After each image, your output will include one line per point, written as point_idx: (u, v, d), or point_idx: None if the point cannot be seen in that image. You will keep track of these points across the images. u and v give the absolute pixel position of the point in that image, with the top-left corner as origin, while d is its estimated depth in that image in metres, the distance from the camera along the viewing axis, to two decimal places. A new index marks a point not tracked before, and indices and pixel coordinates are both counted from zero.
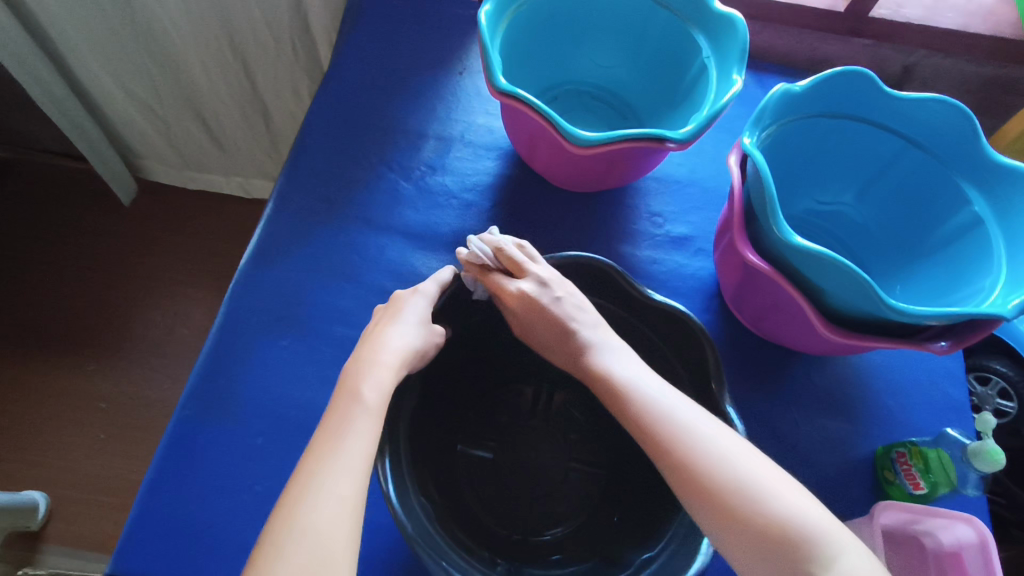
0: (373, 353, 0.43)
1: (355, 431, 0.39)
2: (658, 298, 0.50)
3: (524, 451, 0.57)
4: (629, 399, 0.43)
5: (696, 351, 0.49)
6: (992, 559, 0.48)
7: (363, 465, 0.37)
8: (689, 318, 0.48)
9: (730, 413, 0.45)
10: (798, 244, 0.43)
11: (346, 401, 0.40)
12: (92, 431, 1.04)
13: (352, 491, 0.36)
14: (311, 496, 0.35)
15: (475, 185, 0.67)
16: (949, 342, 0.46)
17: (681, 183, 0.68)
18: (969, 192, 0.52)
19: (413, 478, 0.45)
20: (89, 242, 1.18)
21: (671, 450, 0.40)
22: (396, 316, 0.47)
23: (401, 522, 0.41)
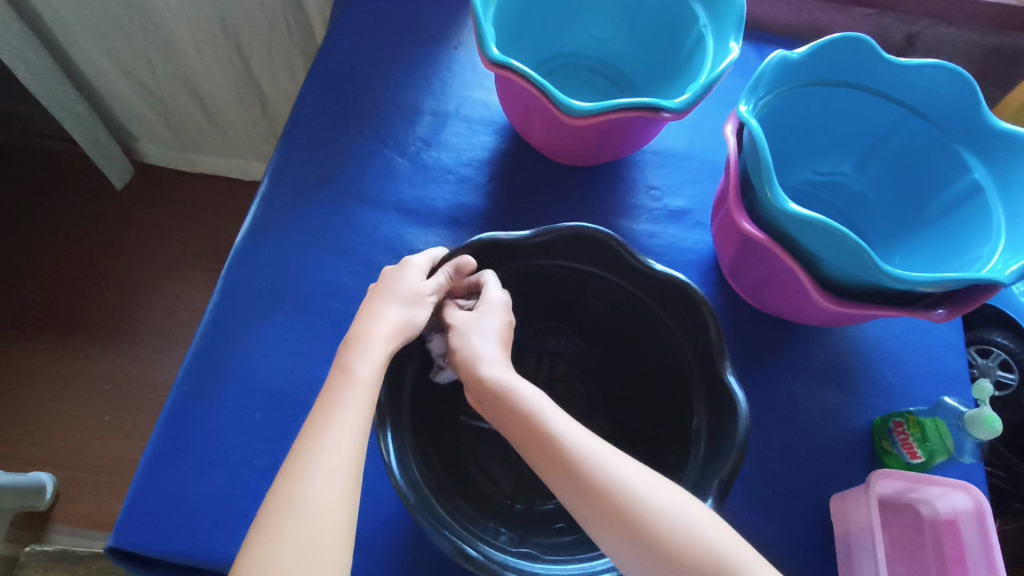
0: (367, 329, 0.43)
1: (350, 404, 0.38)
2: (659, 268, 0.48)
3: None
4: (510, 413, 0.42)
5: (693, 317, 0.48)
6: (987, 526, 0.48)
7: (360, 435, 0.38)
8: (687, 286, 0.47)
9: (733, 385, 0.44)
10: (793, 211, 0.43)
11: (339, 377, 0.40)
12: (96, 413, 1.05)
13: (348, 461, 0.36)
14: (307, 467, 0.35)
15: (471, 160, 0.66)
16: (947, 309, 0.46)
17: (679, 156, 0.67)
18: (969, 158, 0.52)
19: (415, 451, 0.45)
20: (88, 226, 1.18)
21: (554, 463, 0.39)
22: (390, 289, 0.46)
23: (402, 489, 0.41)
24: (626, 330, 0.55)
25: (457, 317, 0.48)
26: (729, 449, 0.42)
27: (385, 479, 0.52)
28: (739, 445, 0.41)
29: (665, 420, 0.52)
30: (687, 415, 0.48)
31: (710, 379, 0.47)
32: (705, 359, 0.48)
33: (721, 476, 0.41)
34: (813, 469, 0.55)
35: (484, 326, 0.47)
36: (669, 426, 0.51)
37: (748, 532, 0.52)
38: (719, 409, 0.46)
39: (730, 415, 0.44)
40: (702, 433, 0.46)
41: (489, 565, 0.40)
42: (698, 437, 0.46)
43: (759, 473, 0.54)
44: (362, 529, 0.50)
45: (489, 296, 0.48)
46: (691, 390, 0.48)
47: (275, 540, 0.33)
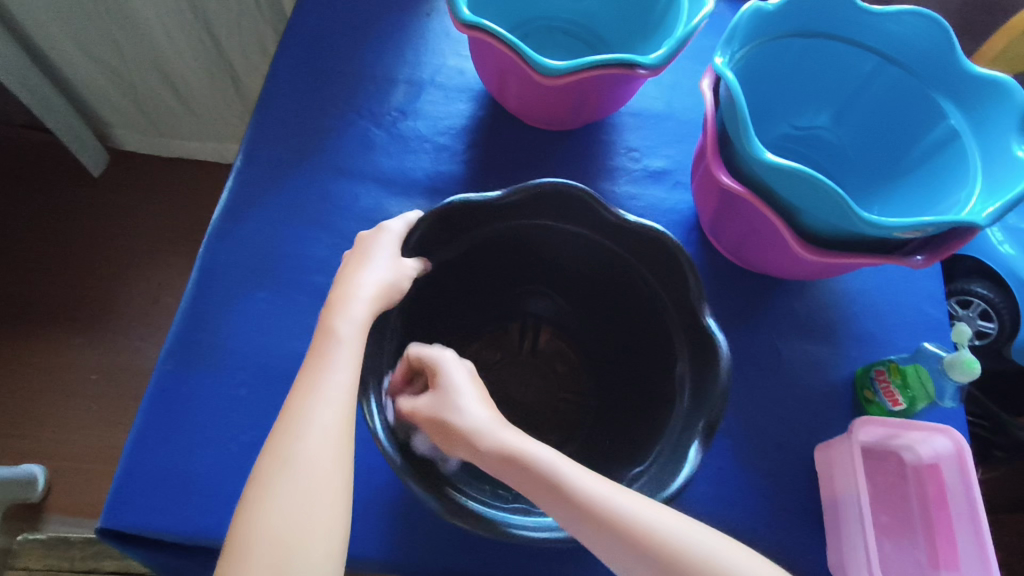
0: (347, 291, 0.42)
1: (337, 365, 0.38)
2: (632, 219, 0.47)
3: (513, 384, 0.61)
4: (582, 515, 0.37)
5: (671, 267, 0.47)
6: (967, 468, 0.49)
7: (347, 398, 0.37)
8: (666, 239, 0.46)
9: (711, 327, 0.44)
10: (770, 161, 0.43)
11: (324, 341, 0.39)
12: (85, 403, 1.04)
13: (338, 422, 0.36)
14: (295, 433, 0.35)
15: (448, 128, 0.65)
16: (925, 255, 0.46)
17: (657, 117, 0.67)
18: (945, 105, 0.52)
19: (399, 414, 0.44)
20: (64, 215, 1.16)
21: (579, 519, 0.37)
22: (369, 250, 0.45)
23: (388, 453, 0.40)
24: (607, 288, 0.55)
25: (425, 399, 0.43)
26: (713, 393, 0.42)
27: (373, 448, 0.52)
28: (720, 392, 0.42)
29: (648, 375, 0.52)
30: (670, 365, 0.48)
31: (690, 327, 0.47)
32: (682, 304, 0.47)
33: (705, 420, 0.42)
34: (799, 421, 0.56)
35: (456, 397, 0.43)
36: (654, 381, 0.51)
37: (735, 484, 0.53)
38: (700, 355, 0.46)
39: (712, 361, 0.44)
40: (686, 381, 0.46)
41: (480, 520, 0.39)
42: (683, 385, 0.46)
43: (745, 427, 0.55)
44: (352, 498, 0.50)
45: (444, 362, 0.44)
46: (673, 337, 0.48)
47: (269, 500, 0.33)
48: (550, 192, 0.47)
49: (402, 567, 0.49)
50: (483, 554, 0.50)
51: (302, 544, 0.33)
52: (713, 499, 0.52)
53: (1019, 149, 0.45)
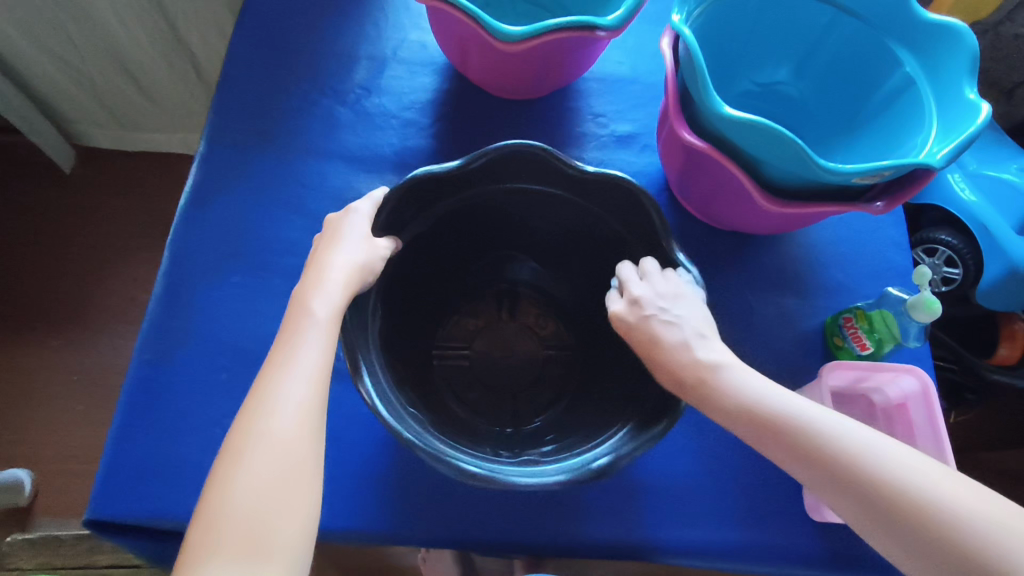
0: (320, 272, 0.41)
1: (310, 342, 0.38)
2: (592, 170, 0.46)
3: (497, 349, 0.61)
4: (809, 465, 0.37)
5: (636, 211, 0.48)
6: (932, 404, 0.51)
7: (319, 376, 0.37)
8: (630, 184, 0.46)
9: (684, 264, 0.46)
10: (730, 115, 0.44)
11: (297, 318, 0.39)
12: (67, 404, 1.03)
13: (310, 399, 0.36)
14: (267, 408, 0.35)
15: (414, 102, 0.65)
16: (885, 201, 0.47)
17: (622, 81, 0.67)
18: (900, 53, 0.52)
19: (392, 387, 0.44)
20: (30, 217, 1.14)
21: (783, 444, 0.38)
22: (339, 231, 0.44)
23: (396, 430, 0.39)
24: (581, 246, 0.56)
25: (624, 303, 0.45)
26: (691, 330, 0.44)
27: (357, 423, 0.52)
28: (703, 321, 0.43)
29: None
30: None
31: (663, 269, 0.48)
32: (655, 250, 0.48)
33: None
34: (772, 372, 0.57)
35: (692, 306, 0.44)
36: None
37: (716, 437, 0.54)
38: None
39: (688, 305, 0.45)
40: None
41: (489, 475, 0.39)
42: None
43: None
44: (340, 473, 0.51)
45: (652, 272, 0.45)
46: None
47: (242, 473, 0.34)
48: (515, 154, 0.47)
49: (393, 536, 0.50)
50: (471, 518, 0.51)
51: (275, 517, 0.33)
52: (693, 451, 0.54)
53: (970, 92, 0.47)
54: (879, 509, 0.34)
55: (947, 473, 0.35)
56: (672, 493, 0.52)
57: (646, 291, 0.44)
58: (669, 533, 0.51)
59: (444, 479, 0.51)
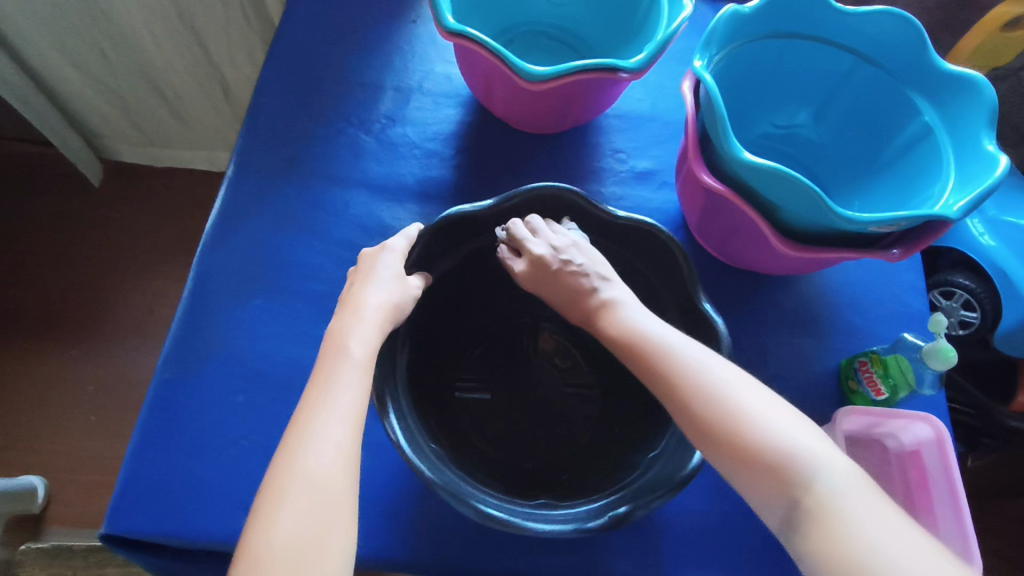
0: (356, 311, 0.42)
1: (346, 384, 0.39)
2: (622, 216, 0.49)
3: (521, 390, 0.60)
4: (656, 372, 0.41)
5: (665, 257, 0.50)
6: (947, 450, 0.51)
7: (356, 416, 0.38)
8: (658, 230, 0.49)
9: (710, 312, 0.46)
10: (748, 160, 0.44)
11: (334, 357, 0.40)
12: (82, 414, 1.05)
13: (346, 439, 0.37)
14: (306, 445, 0.36)
15: (437, 133, 0.67)
16: (901, 249, 0.47)
17: (641, 118, 0.68)
18: (919, 102, 0.53)
19: (418, 425, 0.45)
20: (58, 228, 1.17)
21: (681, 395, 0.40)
22: (374, 268, 0.45)
23: (419, 469, 0.40)
24: None
25: (524, 261, 0.48)
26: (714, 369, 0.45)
27: (369, 448, 0.53)
28: None
29: None
30: None
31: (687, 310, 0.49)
32: (680, 293, 0.50)
33: None
34: None
35: (585, 253, 0.48)
36: None
37: (728, 478, 0.54)
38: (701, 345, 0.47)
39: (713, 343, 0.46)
40: None
41: (511, 519, 0.40)
42: None
43: None
44: None
45: (538, 222, 0.49)
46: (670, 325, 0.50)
47: (277, 512, 0.34)
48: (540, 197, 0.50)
49: (399, 565, 0.50)
50: (479, 549, 0.51)
51: (316, 555, 0.33)
52: (701, 491, 0.54)
53: (990, 144, 0.47)
54: (706, 412, 0.38)
55: (814, 433, 0.37)
56: (680, 534, 0.52)
57: (546, 248, 0.47)
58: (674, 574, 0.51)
59: (454, 510, 0.52)
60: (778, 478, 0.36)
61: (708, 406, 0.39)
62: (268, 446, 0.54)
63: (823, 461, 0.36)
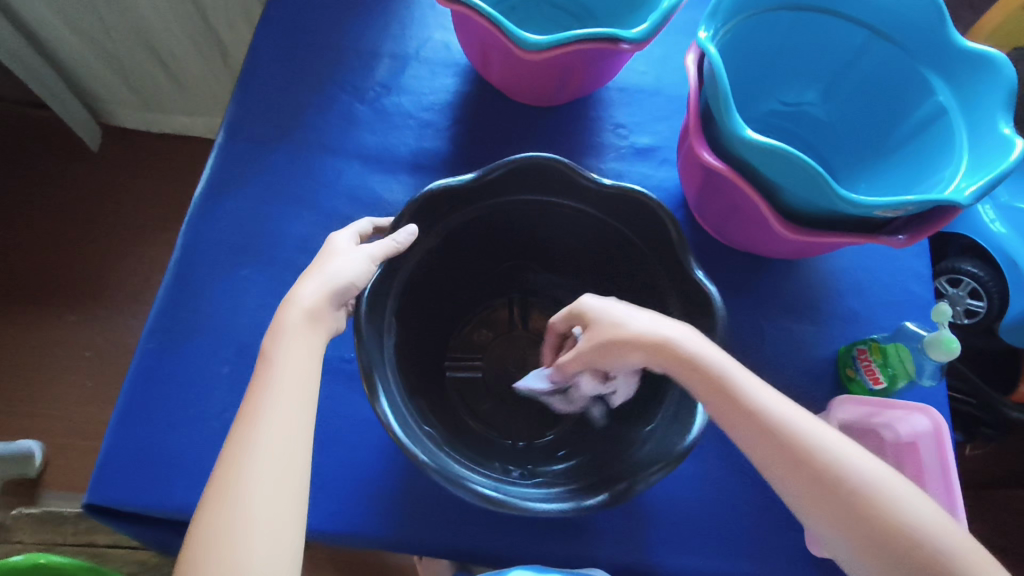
0: (292, 305, 0.40)
1: (280, 389, 0.37)
2: (609, 184, 0.47)
3: (511, 363, 0.61)
4: (784, 449, 0.40)
5: (657, 229, 0.47)
6: (944, 444, 0.50)
7: (292, 420, 0.37)
8: (648, 200, 0.46)
9: (702, 279, 0.44)
10: (752, 139, 0.42)
11: (269, 364, 0.38)
12: (79, 380, 1.05)
13: (281, 446, 0.36)
14: (243, 454, 0.35)
15: (433, 103, 0.65)
16: (907, 235, 0.46)
17: (644, 92, 0.66)
18: (934, 82, 0.51)
19: (406, 401, 0.44)
20: (55, 192, 1.15)
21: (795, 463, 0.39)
22: (328, 255, 0.43)
23: (411, 450, 0.39)
24: (601, 261, 0.54)
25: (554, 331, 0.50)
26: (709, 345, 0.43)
27: (355, 424, 0.52)
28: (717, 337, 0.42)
29: None
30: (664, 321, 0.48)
31: (681, 283, 0.47)
32: (674, 266, 0.47)
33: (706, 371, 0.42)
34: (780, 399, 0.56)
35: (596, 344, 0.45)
36: None
37: (718, 464, 0.53)
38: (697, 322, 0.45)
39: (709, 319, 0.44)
40: None
41: (507, 500, 0.39)
42: None
43: None
44: (336, 474, 0.51)
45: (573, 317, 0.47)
46: (666, 300, 0.48)
47: (237, 558, 0.33)
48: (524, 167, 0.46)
49: (383, 541, 0.50)
50: (462, 528, 0.50)
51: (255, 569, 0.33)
52: (690, 475, 0.53)
53: (1006, 127, 0.45)
54: (840, 495, 0.38)
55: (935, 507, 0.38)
56: (669, 518, 0.51)
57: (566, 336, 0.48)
58: (659, 558, 0.50)
59: (438, 489, 0.51)
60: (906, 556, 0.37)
61: (843, 492, 0.38)
62: None
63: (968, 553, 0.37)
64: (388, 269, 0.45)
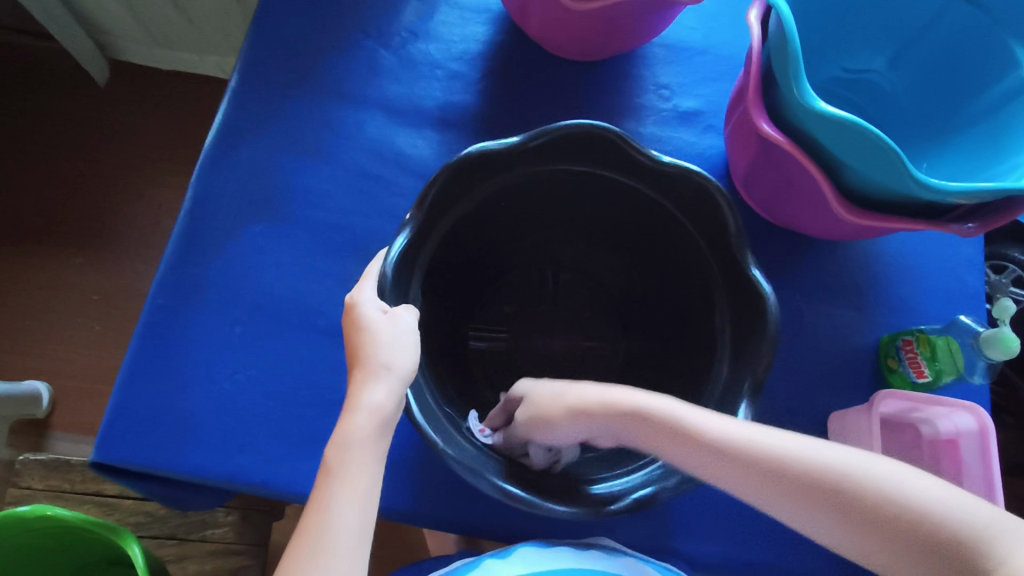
0: (364, 392, 0.37)
1: (361, 464, 0.35)
2: (666, 160, 0.43)
3: (537, 340, 0.58)
4: (750, 475, 0.35)
5: (712, 214, 0.43)
6: (989, 447, 0.47)
7: (369, 501, 0.34)
8: (705, 180, 0.42)
9: (756, 278, 0.41)
10: (823, 109, 0.38)
11: (345, 431, 0.35)
12: (86, 322, 1.02)
13: (359, 533, 0.33)
14: (321, 542, 0.32)
15: (463, 53, 0.60)
16: (976, 223, 0.42)
17: (691, 51, 0.61)
18: (1019, 52, 0.46)
19: (431, 387, 0.43)
20: (59, 127, 1.10)
21: (765, 480, 0.35)
22: (378, 337, 0.38)
23: (430, 437, 0.37)
24: (640, 241, 0.51)
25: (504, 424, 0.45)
26: (760, 345, 0.40)
27: None
28: (769, 339, 0.40)
29: (685, 325, 0.50)
30: (708, 314, 0.46)
31: (731, 274, 0.44)
32: (724, 254, 0.44)
33: (752, 376, 0.40)
34: (815, 387, 0.53)
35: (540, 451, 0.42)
36: (689, 329, 0.49)
37: None
38: (744, 314, 0.43)
39: (758, 313, 0.41)
40: (726, 331, 0.44)
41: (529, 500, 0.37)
42: (722, 336, 0.44)
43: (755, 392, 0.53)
44: None
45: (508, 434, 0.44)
46: (713, 292, 0.45)
47: None
48: (576, 135, 0.43)
49: (397, 515, 0.48)
50: (478, 506, 0.49)
51: None
52: None
53: None
54: (833, 504, 0.33)
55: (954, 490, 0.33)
56: (692, 505, 0.50)
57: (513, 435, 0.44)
58: (680, 544, 0.49)
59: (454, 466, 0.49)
60: (943, 556, 0.31)
61: (872, 519, 0.33)
62: (264, 382, 0.51)
63: (999, 531, 0.31)
64: (414, 237, 0.42)
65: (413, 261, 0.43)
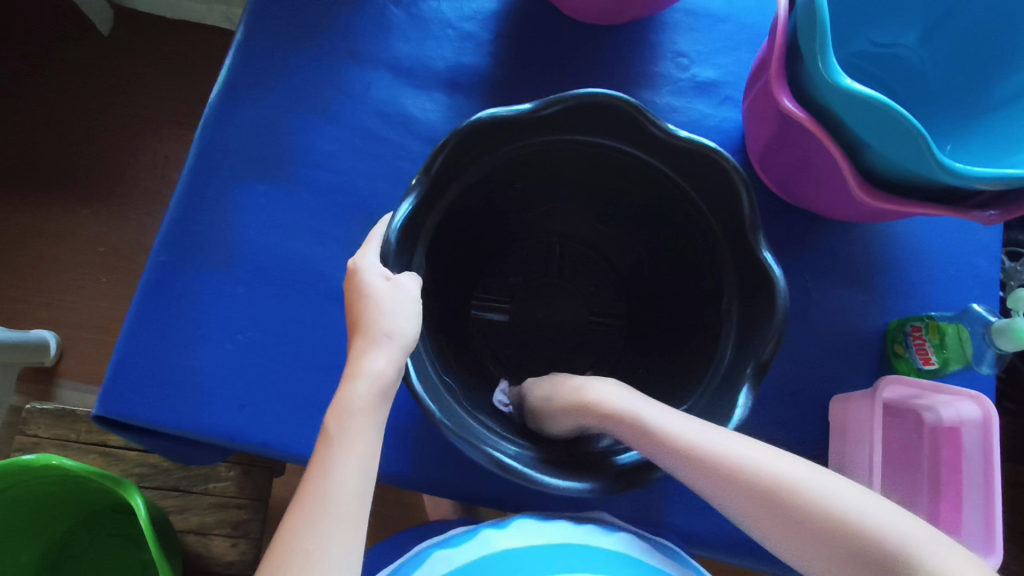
0: (364, 359, 0.36)
1: (359, 432, 0.34)
2: (683, 134, 0.41)
3: (541, 311, 0.59)
4: (720, 483, 0.35)
5: (728, 195, 0.42)
6: (991, 436, 0.46)
7: (367, 469, 0.34)
8: (720, 155, 0.40)
9: (767, 260, 0.40)
10: (850, 87, 0.37)
11: (344, 398, 0.35)
12: (92, 274, 1.02)
13: (355, 502, 0.33)
14: (317, 509, 0.32)
15: (476, 13, 0.58)
16: (996, 210, 0.41)
17: (713, 18, 0.58)
18: None
19: (430, 355, 0.42)
20: (64, 73, 1.08)
21: (736, 490, 0.34)
22: (379, 306, 0.38)
23: (428, 406, 0.37)
24: (650, 216, 0.50)
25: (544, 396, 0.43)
26: (767, 328, 0.39)
27: None
28: (775, 331, 0.38)
29: (692, 304, 0.49)
30: (716, 295, 0.45)
31: (743, 255, 0.43)
32: (736, 233, 0.43)
33: (756, 360, 0.39)
34: (819, 370, 0.53)
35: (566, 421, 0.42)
36: (694, 310, 0.49)
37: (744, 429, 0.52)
38: (752, 299, 0.42)
39: (766, 297, 0.40)
40: (733, 315, 0.43)
41: (522, 473, 0.37)
42: (729, 320, 0.44)
43: None
44: None
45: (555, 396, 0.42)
46: (722, 274, 0.44)
47: None
48: (590, 102, 0.41)
49: (395, 479, 0.49)
50: (476, 474, 0.49)
51: None
52: None
53: None
54: (798, 526, 0.33)
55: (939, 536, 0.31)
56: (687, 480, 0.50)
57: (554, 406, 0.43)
58: (674, 519, 0.50)
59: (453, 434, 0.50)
60: None
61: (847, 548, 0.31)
62: (266, 344, 0.51)
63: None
64: (420, 203, 0.41)
65: (418, 229, 0.43)
